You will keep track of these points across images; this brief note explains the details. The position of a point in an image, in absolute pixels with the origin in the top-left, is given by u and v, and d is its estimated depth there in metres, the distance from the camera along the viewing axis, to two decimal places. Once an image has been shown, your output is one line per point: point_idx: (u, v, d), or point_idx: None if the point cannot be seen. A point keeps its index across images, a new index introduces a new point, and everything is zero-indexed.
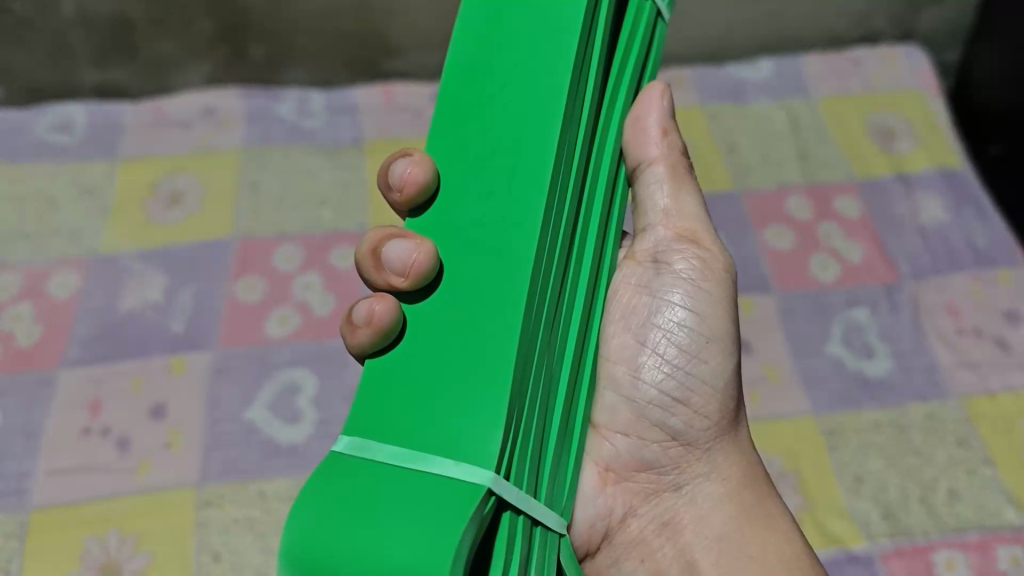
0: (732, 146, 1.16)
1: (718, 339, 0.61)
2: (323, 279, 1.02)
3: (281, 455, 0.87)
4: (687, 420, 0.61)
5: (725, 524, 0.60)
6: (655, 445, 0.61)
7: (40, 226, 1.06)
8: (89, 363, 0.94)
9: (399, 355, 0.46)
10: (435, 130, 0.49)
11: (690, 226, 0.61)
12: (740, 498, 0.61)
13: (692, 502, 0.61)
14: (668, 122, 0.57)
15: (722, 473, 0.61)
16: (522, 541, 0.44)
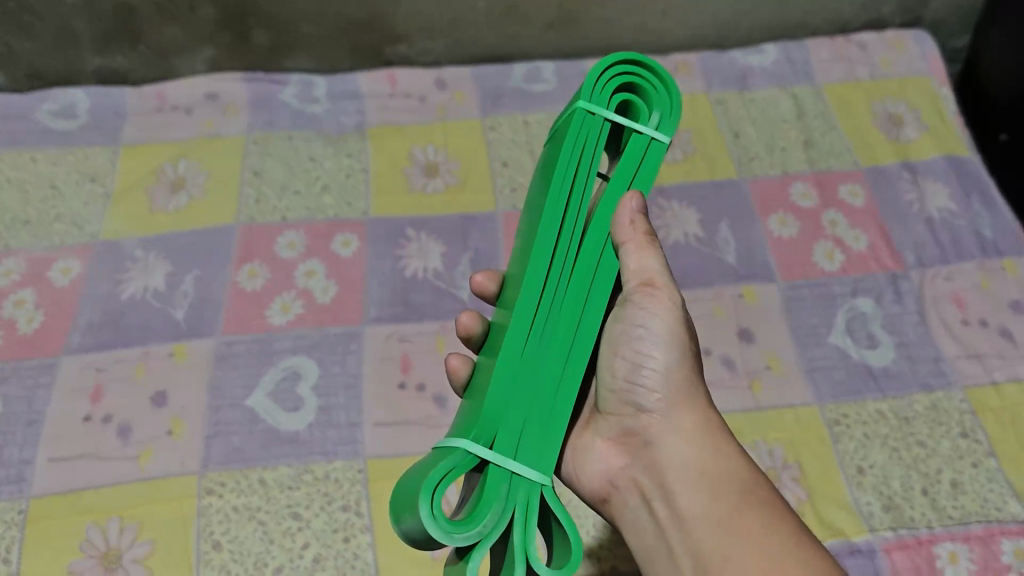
0: (737, 133, 1.15)
1: (664, 339, 0.61)
2: (324, 266, 1.01)
3: (284, 443, 0.87)
4: (650, 395, 0.62)
5: (692, 483, 0.58)
6: (626, 409, 0.64)
7: (42, 210, 1.05)
8: (92, 349, 0.93)
9: (479, 377, 0.62)
10: (524, 219, 0.66)
11: (648, 273, 0.60)
12: (721, 463, 0.59)
13: (660, 458, 0.61)
14: (635, 214, 0.57)
15: (681, 425, 0.61)
16: (504, 491, 0.53)
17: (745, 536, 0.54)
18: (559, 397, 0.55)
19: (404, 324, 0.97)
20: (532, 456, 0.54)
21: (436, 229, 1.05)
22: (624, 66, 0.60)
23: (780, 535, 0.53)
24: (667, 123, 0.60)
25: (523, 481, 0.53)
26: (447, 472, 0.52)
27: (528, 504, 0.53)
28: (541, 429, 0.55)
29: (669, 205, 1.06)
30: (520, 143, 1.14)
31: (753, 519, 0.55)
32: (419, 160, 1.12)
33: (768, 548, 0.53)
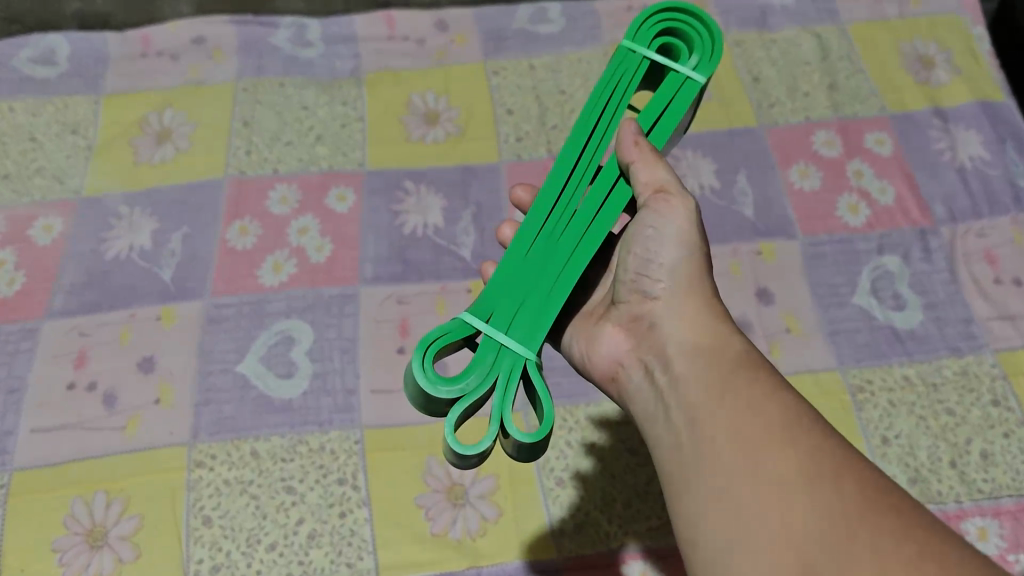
0: (756, 76, 1.08)
1: (670, 224, 0.57)
2: (319, 222, 0.96)
3: (277, 411, 0.83)
4: (655, 283, 0.58)
5: (695, 363, 0.53)
6: (634, 295, 0.60)
7: (21, 164, 0.99)
8: (75, 313, 0.89)
9: None
10: None
11: (657, 180, 0.56)
12: (722, 342, 0.54)
13: (663, 343, 0.56)
14: (638, 136, 0.57)
15: (686, 305, 0.57)
16: (491, 359, 0.54)
17: (736, 394, 0.50)
18: (560, 284, 0.56)
19: (402, 284, 0.92)
20: (526, 334, 0.55)
21: (436, 181, 0.99)
22: (672, 10, 0.62)
23: (767, 394, 0.49)
24: (702, 66, 0.61)
25: (510, 351, 0.54)
26: (443, 332, 0.54)
27: (512, 373, 0.53)
28: (538, 311, 0.55)
29: (684, 155, 1.00)
30: (524, 87, 1.08)
31: (743, 381, 0.51)
32: (418, 108, 1.05)
33: (755, 402, 0.49)
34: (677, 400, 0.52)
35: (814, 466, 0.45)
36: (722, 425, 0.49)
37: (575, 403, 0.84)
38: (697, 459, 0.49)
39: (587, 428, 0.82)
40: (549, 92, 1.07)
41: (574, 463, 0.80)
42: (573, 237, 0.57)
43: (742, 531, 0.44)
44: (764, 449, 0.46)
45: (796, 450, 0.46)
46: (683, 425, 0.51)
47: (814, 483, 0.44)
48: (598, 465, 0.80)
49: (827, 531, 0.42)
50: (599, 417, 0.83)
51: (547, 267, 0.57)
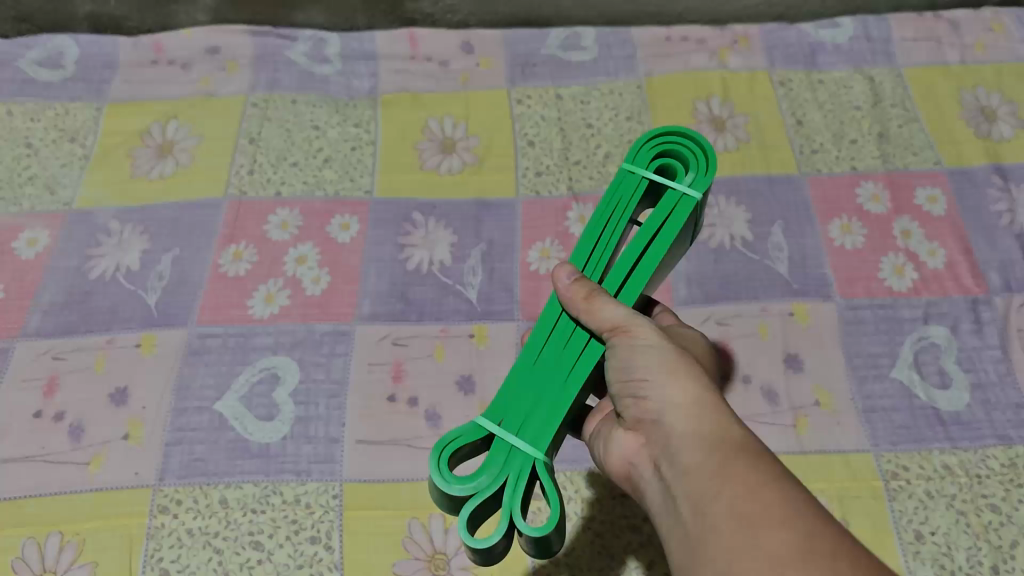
0: (800, 119, 1.00)
1: (633, 342, 0.51)
2: (318, 251, 0.90)
3: (252, 457, 0.77)
4: (639, 385, 0.51)
5: (689, 462, 0.46)
6: (625, 401, 0.53)
7: (14, 171, 0.95)
8: (52, 335, 0.83)
9: None
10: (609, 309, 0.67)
11: (612, 320, 0.51)
12: (718, 425, 0.47)
13: (660, 446, 0.49)
14: (575, 290, 0.52)
15: (677, 399, 0.49)
16: (502, 456, 0.52)
17: (732, 473, 0.44)
18: (559, 397, 0.53)
19: (400, 325, 0.85)
20: (533, 436, 0.52)
21: (446, 214, 0.93)
22: (673, 130, 0.58)
23: (771, 472, 0.43)
24: (699, 184, 0.56)
25: (519, 452, 0.51)
26: (456, 435, 0.53)
27: (520, 473, 0.51)
28: (542, 417, 0.52)
29: (715, 202, 0.93)
30: (549, 118, 1.01)
31: (743, 463, 0.44)
32: (434, 134, 0.99)
33: (751, 482, 0.43)
34: (680, 492, 0.46)
35: (809, 548, 0.39)
36: (719, 510, 0.43)
37: (577, 470, 0.77)
38: (699, 548, 0.43)
39: (588, 501, 0.75)
40: (575, 125, 1.00)
41: (570, 538, 0.73)
42: (571, 356, 0.54)
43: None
44: (758, 532, 0.40)
45: (791, 533, 0.40)
46: (684, 518, 0.45)
47: (809, 567, 0.38)
48: (595, 542, 0.72)
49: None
50: (602, 489, 0.75)
51: (547, 382, 0.54)
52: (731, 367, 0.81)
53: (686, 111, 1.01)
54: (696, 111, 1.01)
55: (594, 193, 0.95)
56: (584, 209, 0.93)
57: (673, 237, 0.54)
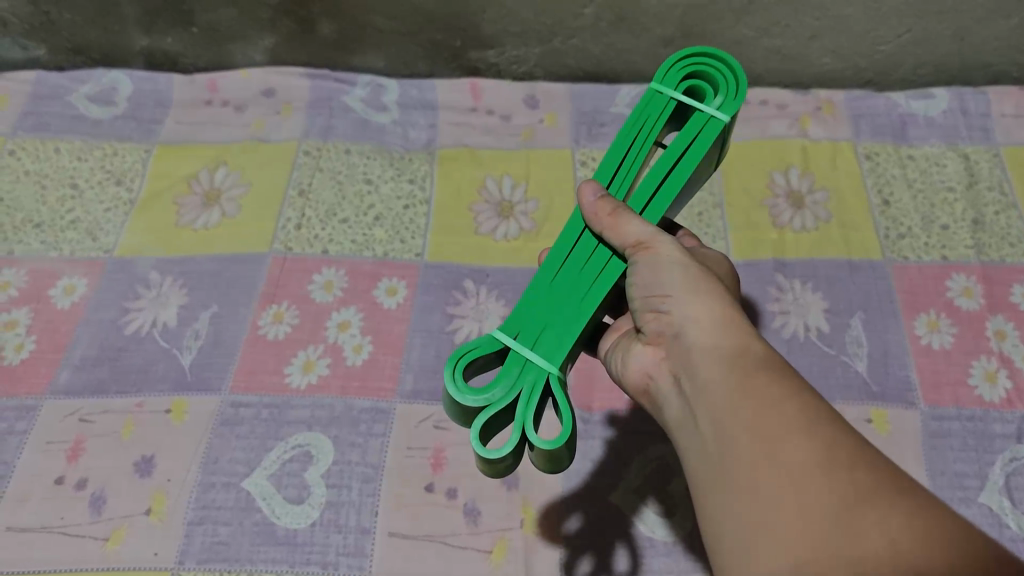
0: (887, 198, 0.93)
1: (657, 258, 0.51)
2: (363, 318, 0.85)
3: (277, 544, 0.72)
4: (662, 301, 0.52)
5: (711, 373, 0.47)
6: (648, 315, 0.53)
7: (56, 213, 0.91)
8: (80, 393, 0.79)
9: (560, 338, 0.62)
10: None
11: (636, 236, 0.52)
12: (738, 343, 0.48)
13: (684, 357, 0.50)
14: (600, 207, 0.53)
15: (697, 316, 0.50)
16: (518, 369, 0.52)
17: (751, 389, 0.44)
18: (575, 315, 0.53)
19: (443, 405, 0.79)
20: (548, 351, 0.53)
21: (499, 284, 0.87)
22: (699, 53, 0.58)
23: (788, 392, 0.43)
24: (727, 106, 0.56)
25: (534, 366, 0.52)
26: (473, 346, 0.54)
27: (534, 386, 0.52)
28: (558, 332, 0.53)
29: (790, 286, 0.86)
30: None
31: (763, 378, 0.44)
32: (492, 195, 0.94)
33: (770, 397, 0.43)
34: (700, 408, 0.46)
35: (828, 455, 0.40)
36: (739, 423, 0.43)
37: None
38: (717, 463, 0.43)
39: None
40: None
41: None
42: (590, 277, 0.55)
43: (751, 532, 0.40)
44: (778, 441, 0.41)
45: (811, 440, 0.40)
46: (704, 434, 0.45)
47: (829, 479, 0.39)
48: None
49: (837, 522, 0.37)
50: None
51: (565, 300, 0.54)
52: None
53: (763, 182, 0.94)
54: (773, 183, 0.94)
55: None
56: None
57: (701, 156, 0.54)
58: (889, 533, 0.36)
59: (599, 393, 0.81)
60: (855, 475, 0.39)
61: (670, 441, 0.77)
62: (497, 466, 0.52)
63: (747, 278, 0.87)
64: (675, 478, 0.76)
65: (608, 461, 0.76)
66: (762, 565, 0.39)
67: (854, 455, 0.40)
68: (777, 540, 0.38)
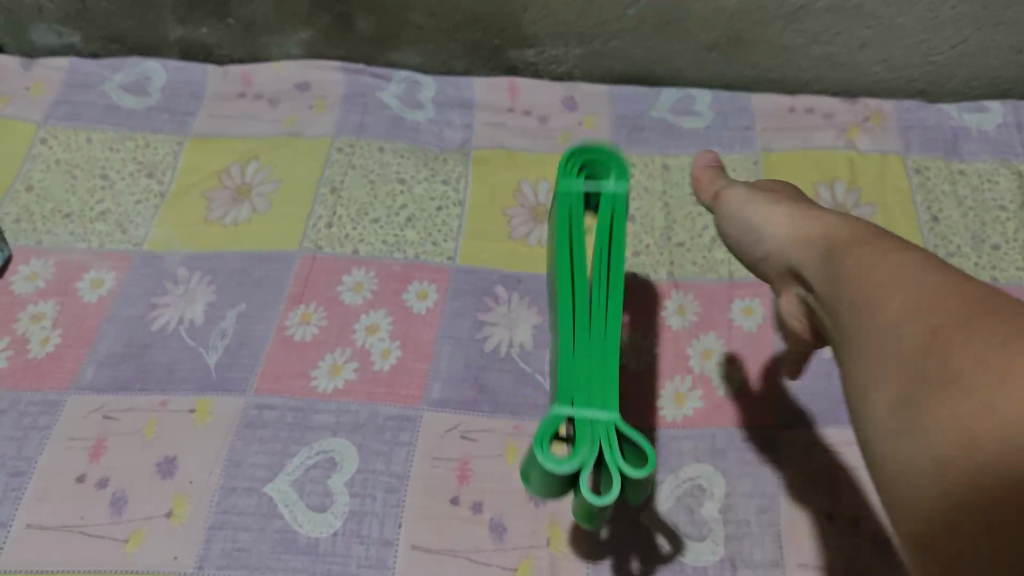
0: (936, 215, 0.89)
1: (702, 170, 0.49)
2: (392, 321, 0.83)
3: (298, 553, 0.70)
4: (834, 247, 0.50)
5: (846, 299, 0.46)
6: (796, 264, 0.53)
7: (86, 204, 0.90)
8: (104, 390, 0.78)
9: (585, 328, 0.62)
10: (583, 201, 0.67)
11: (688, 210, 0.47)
12: (879, 244, 0.47)
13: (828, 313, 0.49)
14: None
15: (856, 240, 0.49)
16: (591, 442, 0.57)
17: (883, 268, 0.44)
18: (611, 372, 0.60)
19: (471, 415, 0.77)
20: (609, 403, 0.58)
21: (531, 291, 0.85)
22: None
23: (921, 269, 0.43)
24: None
25: (602, 420, 0.57)
26: (544, 427, 0.57)
27: (612, 439, 0.57)
28: (608, 390, 0.59)
29: None
30: (653, 191, 0.92)
31: (895, 258, 0.44)
32: (527, 199, 0.92)
33: (902, 272, 0.43)
34: (837, 302, 0.47)
35: (958, 317, 0.39)
36: (869, 298, 0.43)
37: None
38: (852, 340, 0.44)
39: None
40: (681, 201, 0.92)
41: None
42: (604, 340, 0.61)
43: (859, 378, 0.42)
44: (875, 301, 0.43)
45: (902, 293, 0.42)
46: (845, 321, 0.45)
47: (952, 339, 0.38)
48: None
49: (952, 379, 0.37)
50: None
51: (595, 358, 0.60)
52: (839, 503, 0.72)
53: (807, 195, 0.91)
54: (818, 195, 0.91)
55: (696, 281, 0.86)
56: (684, 299, 0.84)
57: None
58: (979, 358, 0.37)
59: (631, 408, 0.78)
60: (984, 334, 0.38)
61: (703, 462, 0.75)
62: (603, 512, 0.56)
63: None
64: (707, 500, 0.73)
65: None
66: (890, 427, 0.39)
67: (954, 292, 0.41)
68: (883, 391, 0.40)
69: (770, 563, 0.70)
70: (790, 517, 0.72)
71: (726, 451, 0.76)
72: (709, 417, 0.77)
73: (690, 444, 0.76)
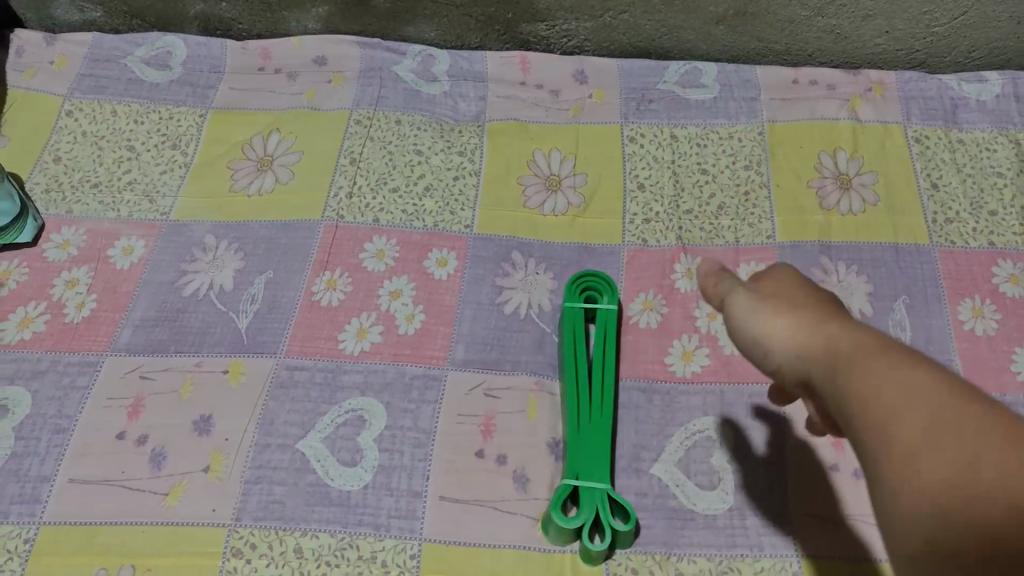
0: (935, 182, 0.93)
1: None
2: (414, 286, 0.86)
3: (331, 504, 0.74)
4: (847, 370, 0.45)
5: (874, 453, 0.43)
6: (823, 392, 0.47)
7: (113, 174, 0.93)
8: (140, 352, 0.82)
9: None
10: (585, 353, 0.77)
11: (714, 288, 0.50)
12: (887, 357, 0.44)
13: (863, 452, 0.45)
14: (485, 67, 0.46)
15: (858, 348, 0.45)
16: (590, 503, 0.70)
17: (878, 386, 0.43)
18: (601, 456, 0.72)
19: (493, 374, 0.81)
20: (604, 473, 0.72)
21: (547, 257, 0.89)
22: None
23: (926, 386, 0.42)
24: None
25: (596, 488, 0.71)
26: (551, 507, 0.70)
27: (603, 502, 0.70)
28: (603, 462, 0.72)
29: (835, 269, 0.87)
30: (662, 160, 0.95)
31: (893, 373, 0.43)
32: (541, 168, 0.95)
33: (900, 391, 0.42)
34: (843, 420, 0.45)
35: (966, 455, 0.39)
36: (870, 423, 0.43)
37: (667, 555, 0.72)
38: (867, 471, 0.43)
39: None
40: (689, 170, 0.95)
41: None
42: (598, 439, 0.73)
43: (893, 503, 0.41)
44: (889, 412, 0.42)
45: (917, 409, 0.41)
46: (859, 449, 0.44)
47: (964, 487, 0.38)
48: None
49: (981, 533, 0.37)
50: None
51: (593, 447, 0.73)
52: (843, 455, 0.76)
53: (810, 164, 0.95)
54: (821, 164, 0.95)
55: (705, 247, 0.89)
56: (692, 263, 0.88)
57: None
58: (1004, 478, 0.37)
59: (645, 367, 0.82)
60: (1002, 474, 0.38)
61: (715, 416, 0.79)
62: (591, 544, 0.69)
63: (792, 259, 0.88)
64: (717, 450, 0.77)
65: (652, 435, 0.78)
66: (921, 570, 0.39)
67: (955, 416, 0.40)
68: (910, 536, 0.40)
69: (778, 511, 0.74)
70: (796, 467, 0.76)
71: (735, 406, 0.79)
72: (716, 374, 0.81)
73: (700, 400, 0.80)
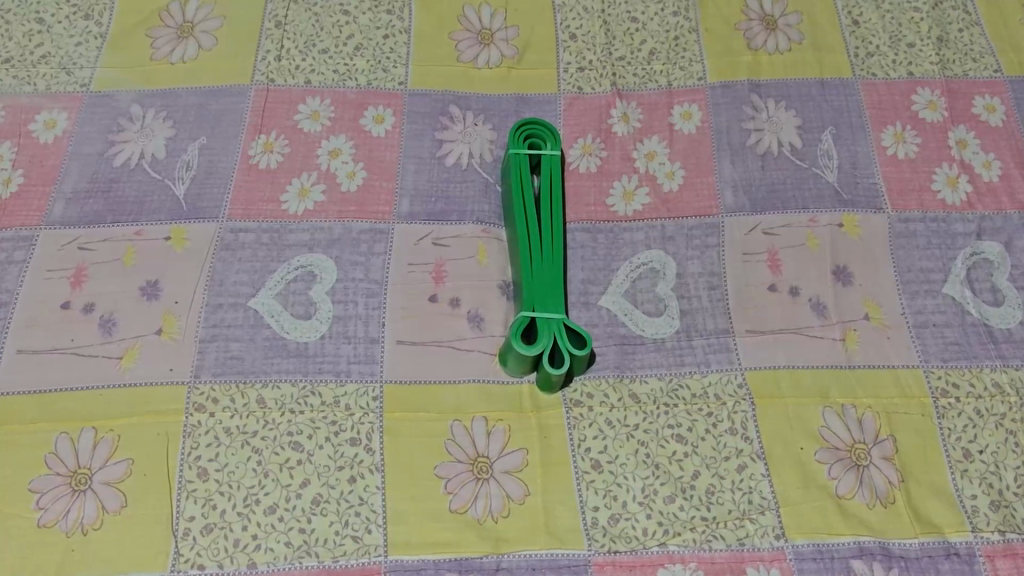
0: (856, 19, 0.95)
1: None
2: (353, 145, 0.86)
3: (289, 355, 0.75)
4: None
5: None
6: None
7: (25, 48, 0.89)
8: (76, 224, 0.80)
9: None
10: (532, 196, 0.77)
11: None
12: None
13: None
14: None
15: None
16: (547, 334, 0.71)
17: None
18: (554, 291, 0.73)
19: (441, 223, 0.82)
20: (558, 304, 0.72)
21: (484, 110, 0.89)
22: None
23: None
24: None
25: (552, 319, 0.71)
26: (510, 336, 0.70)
27: (560, 332, 0.71)
28: (555, 295, 0.73)
29: (765, 106, 0.89)
30: (593, 10, 0.95)
31: None
32: (471, 23, 0.94)
33: None
34: None
35: None
36: None
37: (621, 377, 0.75)
38: None
39: (631, 409, 0.73)
40: (619, 18, 0.95)
41: (614, 447, 0.71)
42: (549, 275, 0.74)
43: None
44: None
45: None
46: None
47: None
48: (641, 452, 0.71)
49: None
50: (644, 397, 0.74)
51: (544, 282, 0.73)
52: (779, 276, 0.80)
53: (738, 6, 0.96)
54: (747, 7, 0.96)
55: (639, 91, 0.90)
56: (628, 108, 0.89)
57: None
58: None
59: (588, 207, 0.84)
60: None
61: (659, 249, 0.81)
62: (552, 373, 0.70)
63: (724, 99, 0.90)
64: (661, 280, 0.80)
65: (600, 271, 0.80)
66: None
67: None
68: None
69: (722, 331, 0.77)
70: (736, 290, 0.79)
71: (677, 238, 0.82)
72: (657, 210, 0.83)
73: (643, 235, 0.82)
